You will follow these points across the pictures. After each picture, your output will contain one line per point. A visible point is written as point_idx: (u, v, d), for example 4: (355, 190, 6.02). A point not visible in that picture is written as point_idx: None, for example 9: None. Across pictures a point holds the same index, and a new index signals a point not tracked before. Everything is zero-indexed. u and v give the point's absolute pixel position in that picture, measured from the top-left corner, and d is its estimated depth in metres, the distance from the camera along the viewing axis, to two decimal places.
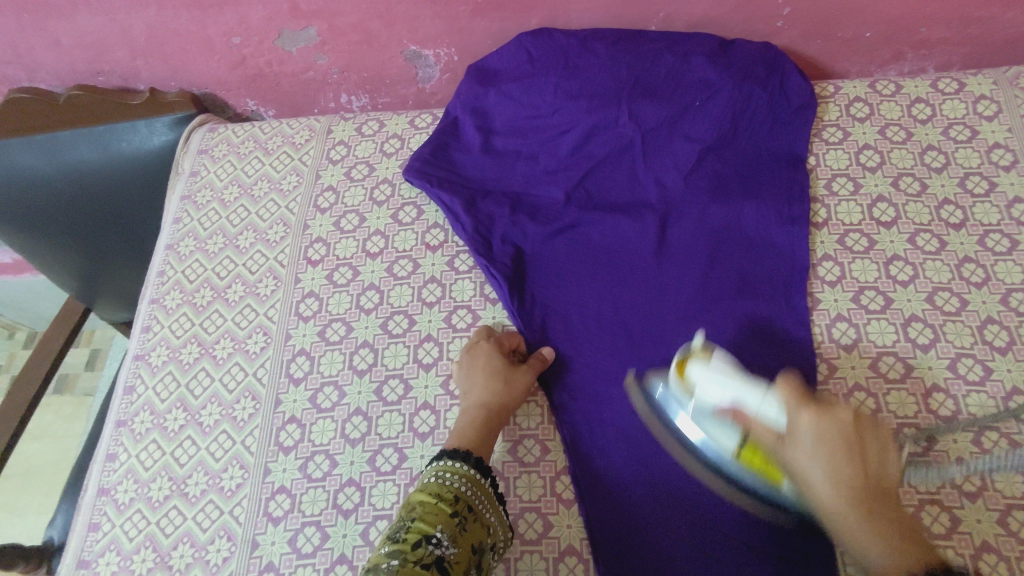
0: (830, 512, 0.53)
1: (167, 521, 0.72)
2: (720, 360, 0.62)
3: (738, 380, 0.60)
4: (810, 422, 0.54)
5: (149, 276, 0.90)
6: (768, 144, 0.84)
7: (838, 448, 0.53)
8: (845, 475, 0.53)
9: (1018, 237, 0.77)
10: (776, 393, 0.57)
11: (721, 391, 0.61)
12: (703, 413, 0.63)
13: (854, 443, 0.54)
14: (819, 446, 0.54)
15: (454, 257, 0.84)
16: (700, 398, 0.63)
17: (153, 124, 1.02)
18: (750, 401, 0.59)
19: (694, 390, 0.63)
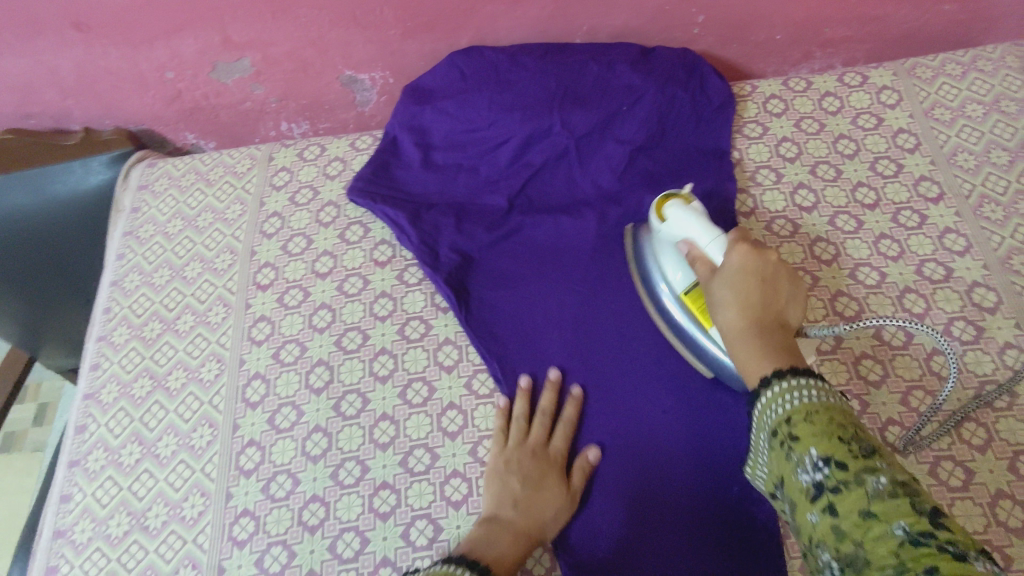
0: (731, 334, 0.60)
1: (129, 556, 0.71)
2: (696, 207, 0.70)
3: (698, 220, 0.69)
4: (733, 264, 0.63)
5: (94, 314, 0.89)
6: (694, 143, 0.90)
7: (750, 277, 0.62)
8: (742, 295, 0.61)
9: (927, 212, 0.83)
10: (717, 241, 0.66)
11: (682, 222, 0.70)
12: (670, 242, 0.73)
13: (761, 279, 0.62)
14: (733, 280, 0.62)
15: (403, 270, 0.86)
16: (671, 230, 0.71)
17: (89, 163, 1.01)
18: (700, 242, 0.68)
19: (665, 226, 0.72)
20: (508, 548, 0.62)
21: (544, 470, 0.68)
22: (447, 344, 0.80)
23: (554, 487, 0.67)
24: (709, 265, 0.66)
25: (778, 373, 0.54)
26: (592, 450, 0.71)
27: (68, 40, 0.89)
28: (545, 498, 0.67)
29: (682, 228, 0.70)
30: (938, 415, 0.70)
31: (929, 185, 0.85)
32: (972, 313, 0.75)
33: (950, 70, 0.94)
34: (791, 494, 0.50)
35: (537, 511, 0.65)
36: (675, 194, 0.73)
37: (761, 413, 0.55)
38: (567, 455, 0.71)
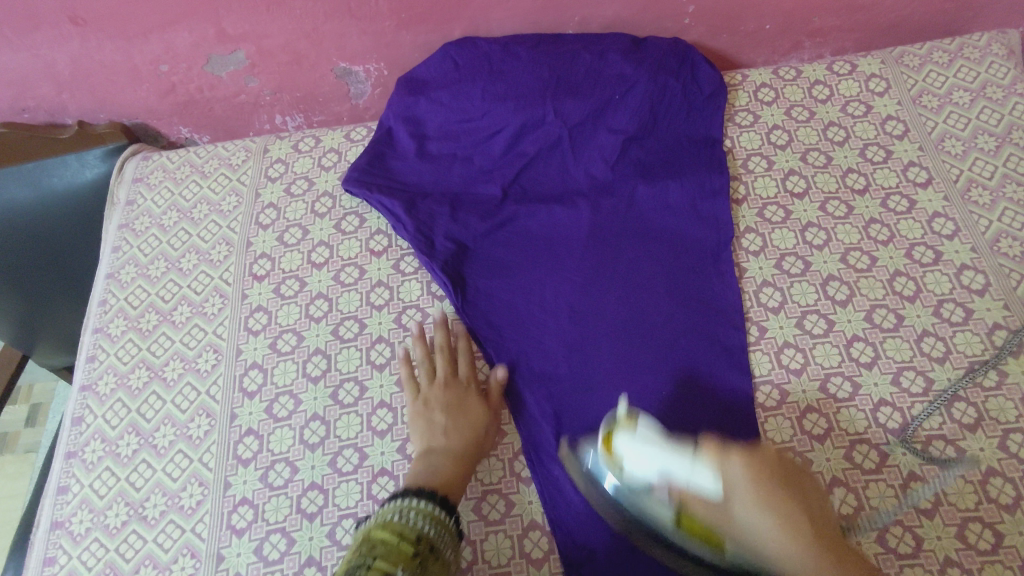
0: (779, 553, 0.52)
1: (127, 546, 0.71)
2: (644, 428, 0.61)
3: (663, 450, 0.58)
4: (738, 476, 0.55)
5: (90, 307, 0.89)
6: (686, 131, 0.90)
7: (767, 502, 0.53)
8: (791, 534, 0.52)
9: (916, 197, 0.84)
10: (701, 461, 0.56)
11: (648, 463, 0.58)
12: (634, 488, 0.60)
13: (778, 495, 0.54)
14: (759, 505, 0.53)
15: (399, 260, 0.86)
16: (631, 472, 0.60)
17: (85, 156, 1.01)
18: (675, 471, 0.57)
19: (624, 466, 0.60)
20: (451, 474, 0.67)
21: (465, 402, 0.73)
22: (444, 332, 0.81)
23: (476, 407, 0.73)
24: (700, 499, 0.55)
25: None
26: (501, 368, 0.76)
27: (63, 33, 0.89)
28: (476, 424, 0.72)
29: (645, 465, 0.59)
30: (929, 395, 0.71)
31: (917, 170, 0.86)
32: (961, 295, 0.76)
33: (937, 58, 0.95)
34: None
35: (468, 436, 0.71)
36: (616, 422, 0.63)
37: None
38: (475, 376, 0.77)
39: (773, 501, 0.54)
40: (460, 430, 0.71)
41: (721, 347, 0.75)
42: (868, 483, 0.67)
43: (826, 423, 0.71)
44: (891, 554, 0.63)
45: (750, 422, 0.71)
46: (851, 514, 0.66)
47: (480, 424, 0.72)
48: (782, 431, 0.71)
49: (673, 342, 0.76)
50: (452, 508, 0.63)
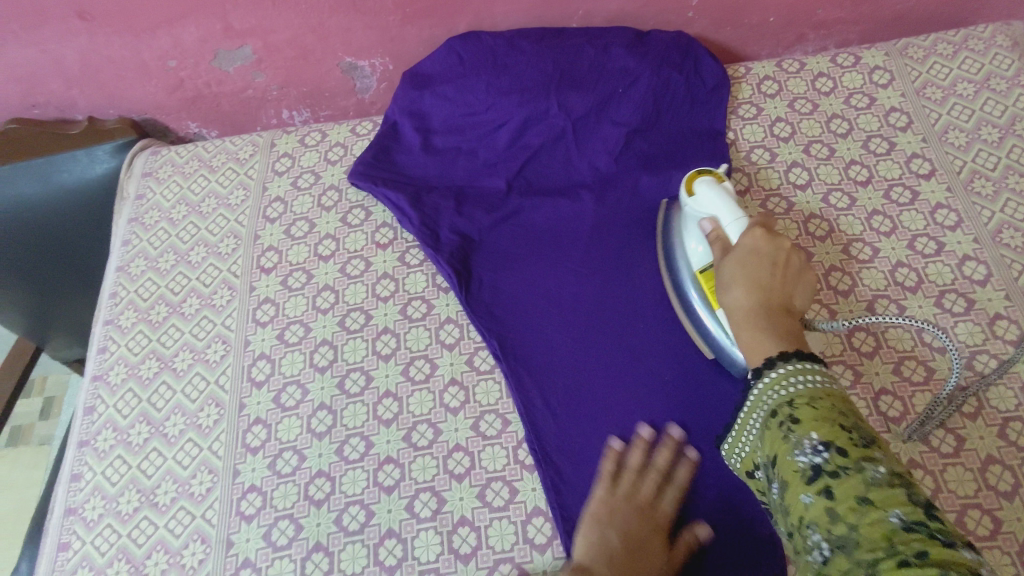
0: (736, 313, 0.60)
1: (139, 532, 0.72)
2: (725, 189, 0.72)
3: (726, 203, 0.69)
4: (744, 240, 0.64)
5: (101, 299, 0.90)
6: (689, 124, 0.91)
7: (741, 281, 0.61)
8: (750, 286, 0.60)
9: (918, 188, 0.84)
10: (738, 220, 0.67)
11: (709, 200, 0.71)
12: (694, 220, 0.74)
13: (779, 265, 0.62)
14: (735, 262, 0.63)
15: (404, 252, 0.87)
16: (696, 207, 0.73)
17: (94, 152, 1.03)
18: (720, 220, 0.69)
19: (694, 205, 0.73)
20: None
21: (642, 523, 0.64)
22: (448, 323, 0.82)
23: (654, 544, 0.63)
24: (725, 245, 0.67)
25: (783, 356, 0.53)
26: (701, 526, 0.66)
27: (72, 29, 0.90)
28: (645, 556, 0.62)
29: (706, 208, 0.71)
30: (929, 384, 0.72)
31: (920, 162, 0.86)
32: (963, 285, 0.77)
33: (941, 49, 0.95)
34: (783, 476, 0.47)
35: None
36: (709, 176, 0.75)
37: (763, 390, 0.53)
38: (669, 525, 0.66)
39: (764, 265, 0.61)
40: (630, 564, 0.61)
41: None
42: None
43: None
44: None
45: None
46: None
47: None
48: None
49: (674, 334, 0.77)
50: None
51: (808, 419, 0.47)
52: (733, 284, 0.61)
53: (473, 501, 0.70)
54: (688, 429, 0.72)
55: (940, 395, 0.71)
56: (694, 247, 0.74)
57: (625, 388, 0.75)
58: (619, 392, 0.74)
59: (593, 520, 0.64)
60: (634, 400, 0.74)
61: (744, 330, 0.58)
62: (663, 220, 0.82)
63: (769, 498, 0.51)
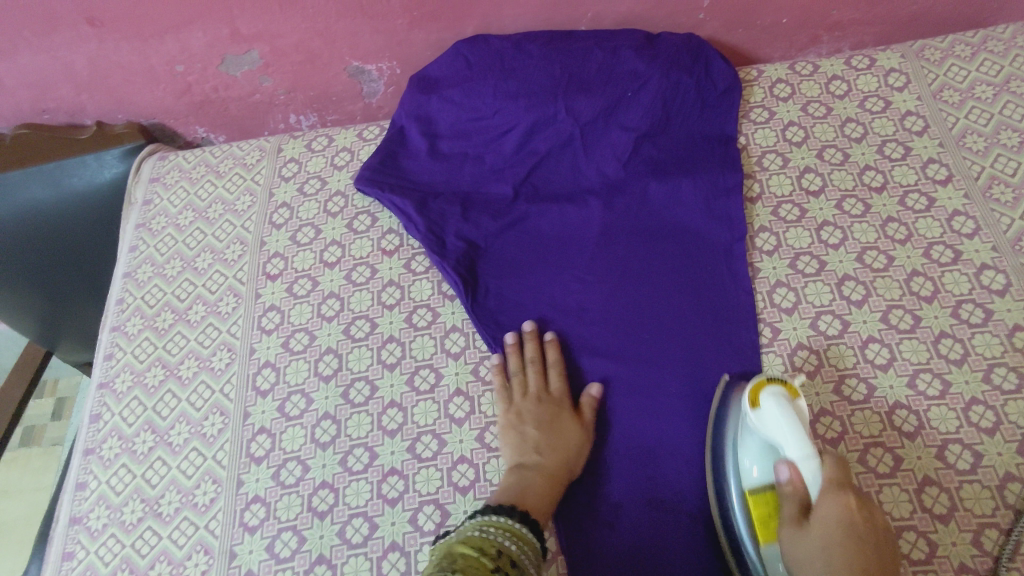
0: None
1: (143, 542, 0.72)
2: (795, 410, 0.60)
3: (797, 434, 0.59)
4: (830, 514, 0.54)
5: (108, 305, 0.90)
6: (700, 128, 0.90)
7: (840, 553, 0.52)
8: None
9: (935, 195, 0.82)
10: (819, 466, 0.57)
11: (778, 428, 0.60)
12: (756, 441, 0.63)
13: (870, 550, 0.53)
14: (831, 550, 0.53)
15: (410, 259, 0.87)
16: (761, 428, 0.61)
17: (104, 157, 1.03)
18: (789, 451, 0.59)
19: (758, 420, 0.62)
20: (540, 489, 0.67)
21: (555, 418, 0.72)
22: (454, 332, 0.81)
23: (566, 425, 0.71)
24: (802, 499, 0.57)
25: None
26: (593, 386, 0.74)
27: (80, 35, 0.90)
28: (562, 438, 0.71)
29: (773, 433, 0.60)
30: (945, 398, 0.70)
31: (937, 167, 0.84)
32: (981, 295, 0.75)
33: (959, 51, 0.92)
34: None
35: (559, 451, 0.70)
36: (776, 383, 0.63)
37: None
38: (567, 392, 0.74)
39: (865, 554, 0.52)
40: (553, 447, 0.70)
41: (731, 349, 0.75)
42: (881, 487, 0.66)
43: (839, 426, 0.70)
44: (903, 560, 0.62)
45: None
46: None
47: (573, 439, 0.71)
48: None
49: (682, 344, 0.76)
50: (534, 519, 0.62)
51: None
52: (820, 544, 0.53)
53: (477, 514, 0.69)
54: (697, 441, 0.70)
55: (956, 410, 0.69)
56: (748, 465, 0.63)
57: (632, 400, 0.73)
58: (626, 402, 0.73)
59: (516, 434, 0.71)
60: (639, 409, 0.73)
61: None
62: (720, 402, 0.70)
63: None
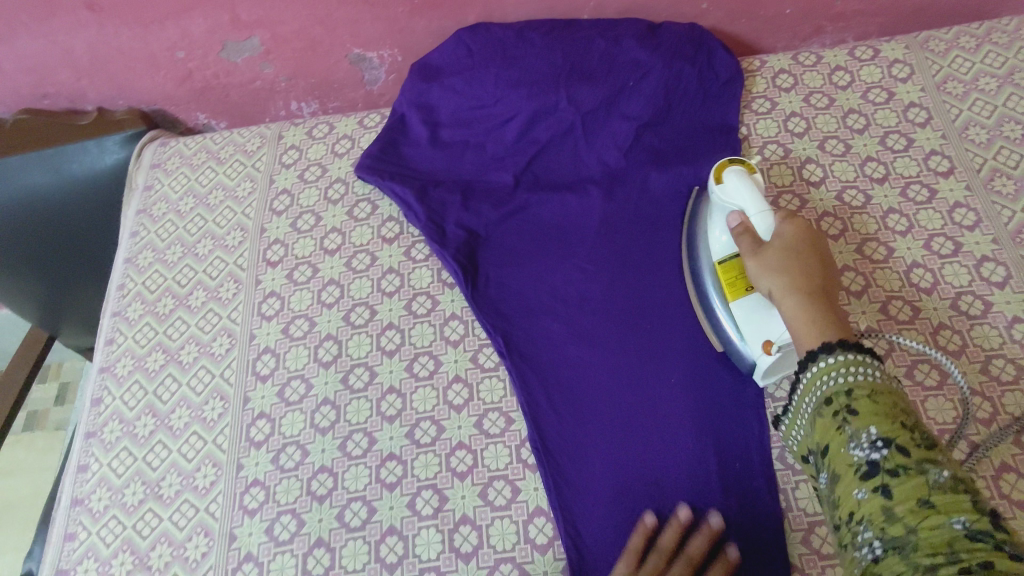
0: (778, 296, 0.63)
1: (144, 524, 0.73)
2: (752, 178, 0.71)
3: (754, 194, 0.69)
4: (780, 234, 0.66)
5: (109, 290, 0.90)
6: (701, 118, 0.89)
7: (790, 261, 0.63)
8: (800, 279, 0.62)
9: (936, 186, 0.82)
10: (768, 215, 0.67)
11: (733, 194, 0.70)
12: (721, 208, 0.74)
13: (810, 264, 0.63)
14: (782, 254, 0.64)
15: (411, 247, 0.87)
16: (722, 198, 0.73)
17: (105, 142, 1.03)
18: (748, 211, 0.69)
19: (721, 194, 0.73)
20: None
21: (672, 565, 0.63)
22: (453, 319, 0.81)
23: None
24: (755, 238, 0.67)
25: (827, 347, 0.56)
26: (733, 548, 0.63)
27: (80, 19, 0.90)
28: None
29: (732, 201, 0.71)
30: (943, 389, 0.70)
31: (939, 159, 0.84)
32: (980, 287, 0.75)
33: (964, 42, 0.92)
34: (839, 466, 0.52)
35: None
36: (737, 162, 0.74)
37: (812, 379, 0.57)
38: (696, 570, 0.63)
39: (802, 260, 0.63)
40: None
41: None
42: None
43: None
44: None
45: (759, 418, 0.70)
46: None
47: None
48: None
49: (681, 335, 0.76)
50: None
51: (866, 413, 0.51)
52: (778, 276, 0.63)
53: (474, 500, 0.70)
54: (696, 432, 0.70)
55: (954, 400, 0.69)
56: (717, 236, 0.74)
57: (630, 390, 0.73)
58: (624, 392, 0.73)
59: None
60: (638, 399, 0.73)
61: (791, 308, 0.61)
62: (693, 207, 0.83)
63: (818, 484, 0.57)
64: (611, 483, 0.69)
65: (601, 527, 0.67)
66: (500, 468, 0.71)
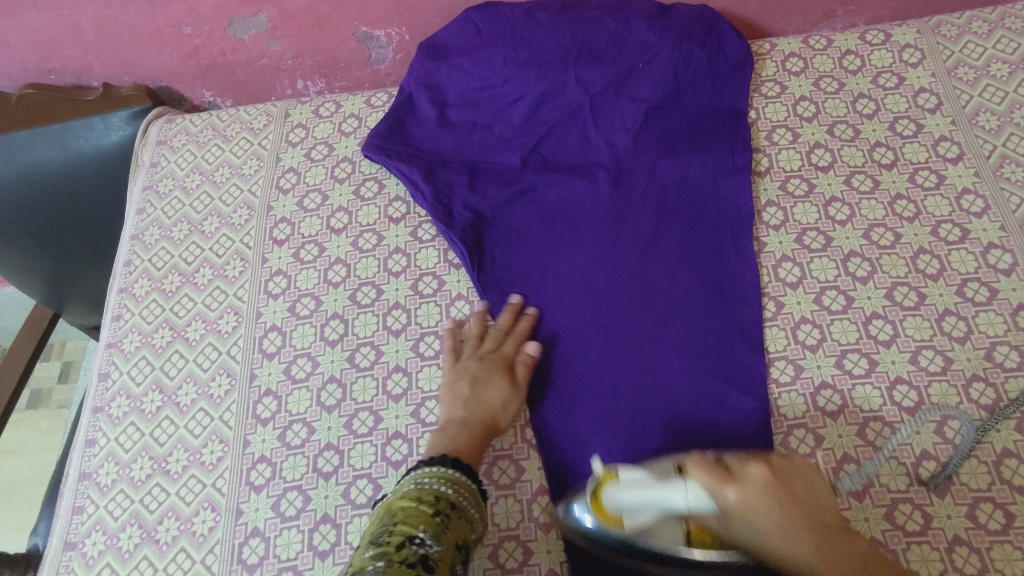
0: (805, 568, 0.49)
1: (151, 498, 0.73)
2: (632, 475, 0.55)
3: (653, 485, 0.53)
4: (734, 503, 0.49)
5: (116, 267, 0.91)
6: (710, 101, 0.89)
7: (771, 508, 0.50)
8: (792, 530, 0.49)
9: (945, 172, 0.82)
10: (694, 483, 0.51)
11: (639, 500, 0.53)
12: (635, 533, 0.55)
13: (781, 492, 0.50)
14: (774, 511, 0.49)
15: (417, 227, 0.87)
16: (630, 523, 0.54)
17: (110, 119, 1.03)
18: (674, 503, 0.51)
19: (622, 523, 0.54)
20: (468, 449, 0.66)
21: (487, 373, 0.72)
22: (459, 300, 0.81)
23: (495, 383, 0.71)
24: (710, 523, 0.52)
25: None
26: (530, 343, 0.75)
27: None
28: (487, 395, 0.71)
29: (643, 510, 0.53)
30: (947, 374, 0.70)
31: (949, 145, 0.84)
32: (987, 274, 0.75)
33: (976, 28, 0.91)
34: None
35: (484, 408, 0.70)
36: (606, 480, 0.56)
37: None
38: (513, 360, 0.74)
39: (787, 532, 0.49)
40: (484, 411, 0.70)
41: (734, 324, 0.75)
42: (880, 460, 0.67)
43: (840, 399, 0.70)
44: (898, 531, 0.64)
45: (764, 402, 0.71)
46: (860, 491, 0.66)
47: (500, 395, 0.71)
48: (795, 407, 0.70)
49: (686, 320, 0.76)
50: (465, 466, 0.63)
51: None
52: None
53: None
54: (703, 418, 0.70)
55: (957, 385, 0.70)
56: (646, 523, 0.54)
57: (634, 376, 0.73)
58: (628, 379, 0.73)
59: (463, 390, 0.71)
60: (643, 388, 0.73)
61: None
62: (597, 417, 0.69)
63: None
64: (614, 467, 0.69)
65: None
66: (504, 448, 0.72)
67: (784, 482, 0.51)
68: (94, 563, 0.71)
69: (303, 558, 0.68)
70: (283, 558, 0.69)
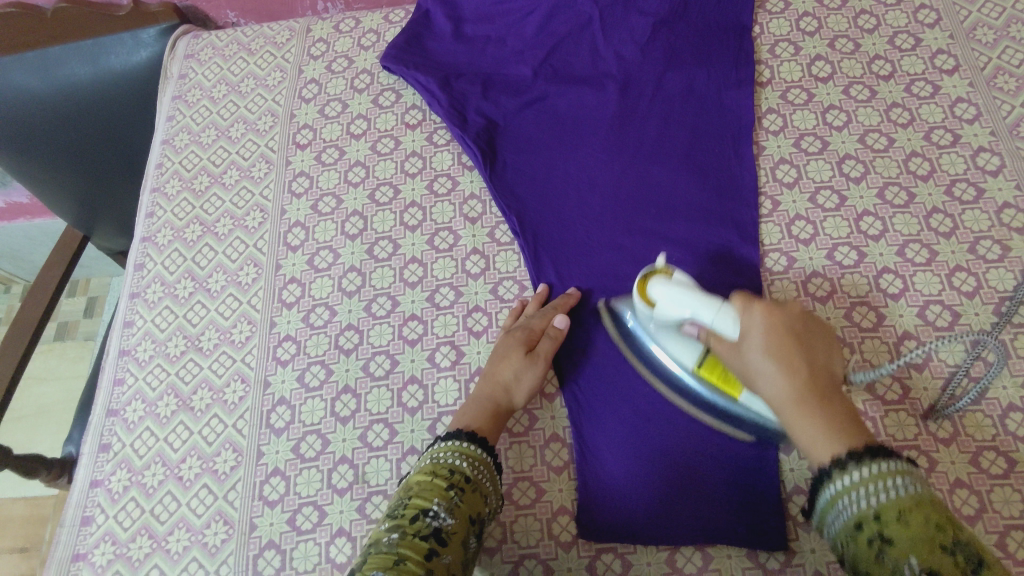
0: (778, 405, 0.54)
1: (186, 371, 0.80)
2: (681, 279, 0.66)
3: (695, 294, 0.63)
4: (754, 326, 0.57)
5: (148, 169, 0.96)
6: (716, 16, 0.92)
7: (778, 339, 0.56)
8: (787, 369, 0.54)
9: (940, 83, 0.85)
10: (728, 304, 0.60)
11: (679, 305, 0.64)
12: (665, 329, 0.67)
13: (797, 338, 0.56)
14: (767, 351, 0.55)
15: (432, 133, 0.91)
16: (661, 312, 0.66)
17: (140, 36, 1.08)
18: (702, 314, 0.61)
19: (658, 307, 0.66)
20: (484, 421, 0.67)
21: (505, 344, 0.73)
22: (472, 199, 0.86)
23: (513, 356, 0.71)
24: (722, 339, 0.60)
25: (853, 455, 0.49)
26: (559, 318, 0.73)
27: None
28: (503, 367, 0.71)
29: (677, 310, 0.64)
30: (931, 265, 0.74)
31: (945, 58, 0.87)
32: (976, 175, 0.78)
33: None
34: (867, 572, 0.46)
35: (497, 378, 0.70)
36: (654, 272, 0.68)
37: (832, 499, 0.50)
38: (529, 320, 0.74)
39: (783, 357, 0.55)
40: (496, 377, 0.70)
41: (733, 221, 0.79)
42: (863, 339, 0.72)
43: (829, 286, 0.75)
44: (876, 400, 0.69)
45: (758, 289, 0.75)
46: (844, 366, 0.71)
47: (512, 356, 0.71)
48: (786, 292, 0.75)
49: (685, 217, 0.80)
50: (485, 441, 0.64)
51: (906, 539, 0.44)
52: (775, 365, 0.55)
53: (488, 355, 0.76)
54: None
55: (940, 275, 0.74)
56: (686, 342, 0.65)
57: None
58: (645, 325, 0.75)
59: (488, 365, 0.72)
60: None
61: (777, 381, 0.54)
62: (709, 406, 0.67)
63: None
64: (638, 431, 0.70)
65: (624, 468, 0.68)
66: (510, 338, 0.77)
67: (796, 338, 0.56)
68: (135, 426, 0.77)
69: (326, 423, 0.74)
70: (307, 423, 0.75)
